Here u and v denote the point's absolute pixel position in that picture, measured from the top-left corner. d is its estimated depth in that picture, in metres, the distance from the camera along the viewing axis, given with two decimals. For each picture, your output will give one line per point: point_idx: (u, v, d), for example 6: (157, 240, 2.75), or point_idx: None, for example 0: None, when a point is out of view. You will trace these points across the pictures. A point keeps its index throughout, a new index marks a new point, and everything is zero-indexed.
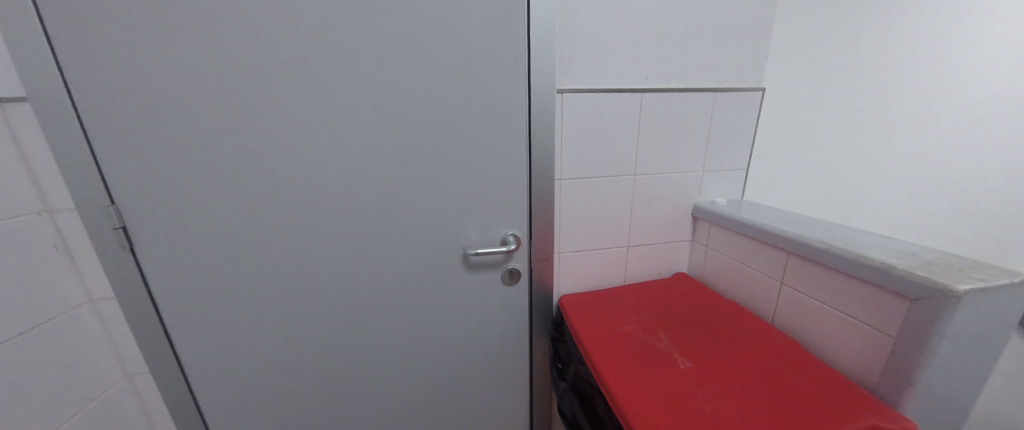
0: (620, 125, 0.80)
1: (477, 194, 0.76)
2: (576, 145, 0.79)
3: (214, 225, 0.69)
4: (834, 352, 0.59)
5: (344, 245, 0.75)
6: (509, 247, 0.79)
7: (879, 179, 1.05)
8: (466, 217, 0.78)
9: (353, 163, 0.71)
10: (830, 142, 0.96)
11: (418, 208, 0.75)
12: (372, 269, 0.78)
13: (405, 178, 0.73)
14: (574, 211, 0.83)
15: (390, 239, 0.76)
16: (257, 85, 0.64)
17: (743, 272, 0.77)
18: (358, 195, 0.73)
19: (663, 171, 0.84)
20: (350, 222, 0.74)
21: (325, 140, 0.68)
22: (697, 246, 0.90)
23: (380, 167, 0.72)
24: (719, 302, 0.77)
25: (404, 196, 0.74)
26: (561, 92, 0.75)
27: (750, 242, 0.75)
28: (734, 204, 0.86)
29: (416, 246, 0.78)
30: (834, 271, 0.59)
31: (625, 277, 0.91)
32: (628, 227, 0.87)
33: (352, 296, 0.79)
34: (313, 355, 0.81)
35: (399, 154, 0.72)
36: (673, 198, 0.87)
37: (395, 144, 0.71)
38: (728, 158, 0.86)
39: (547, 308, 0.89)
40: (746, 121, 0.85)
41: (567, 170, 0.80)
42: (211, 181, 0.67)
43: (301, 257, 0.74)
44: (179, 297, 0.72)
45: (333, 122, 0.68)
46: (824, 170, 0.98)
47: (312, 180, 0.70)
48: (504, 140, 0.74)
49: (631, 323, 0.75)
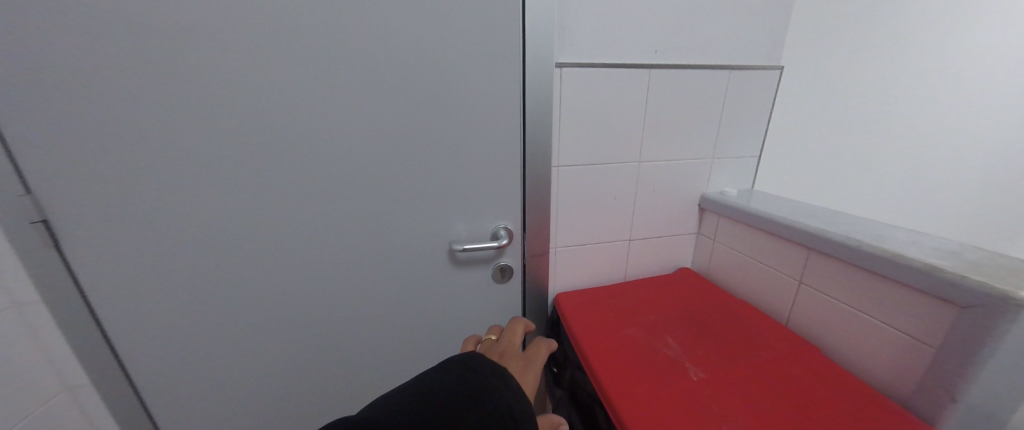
0: (626, 106, 0.71)
1: (465, 183, 0.67)
2: (576, 128, 0.70)
3: (154, 219, 0.59)
4: (861, 359, 0.54)
5: (311, 242, 0.66)
6: (500, 242, 0.71)
7: (897, 168, 0.98)
8: (453, 209, 0.69)
9: (318, 147, 0.60)
10: (847, 127, 0.89)
11: (397, 199, 0.66)
12: (345, 268, 0.69)
13: (381, 165, 0.63)
14: (572, 202, 0.75)
15: (365, 234, 0.67)
16: (195, 49, 0.52)
17: (755, 269, 0.71)
18: (326, 184, 0.63)
19: (670, 158, 0.77)
20: (317, 216, 0.64)
21: (282, 119, 0.58)
22: (704, 240, 0.83)
23: (350, 152, 0.62)
24: (728, 303, 0.71)
25: (380, 185, 0.64)
26: (561, 66, 0.66)
27: (765, 237, 0.68)
28: (744, 195, 0.79)
29: (396, 242, 0.69)
30: (861, 269, 0.53)
31: (626, 272, 0.84)
32: (631, 219, 0.80)
33: (325, 298, 0.70)
34: (284, 362, 0.73)
35: (373, 137, 0.62)
36: (679, 188, 0.80)
37: (367, 125, 0.61)
38: (739, 145, 0.79)
39: (542, 308, 0.82)
40: (761, 104, 0.77)
41: (566, 156, 0.72)
42: (147, 167, 0.56)
43: (263, 255, 0.65)
44: (119, 301, 0.62)
45: (293, 98, 0.57)
46: (839, 158, 0.92)
47: (269, 167, 0.60)
48: (496, 122, 0.65)
49: (634, 324, 0.68)
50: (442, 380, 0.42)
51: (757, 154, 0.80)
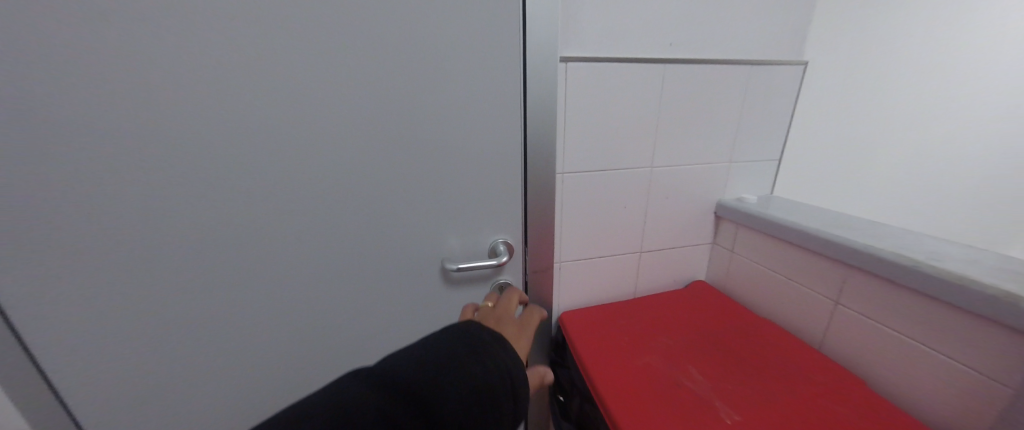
0: (637, 105, 0.64)
1: (459, 194, 0.59)
2: (582, 131, 0.63)
3: (81, 245, 0.48)
4: (912, 393, 0.49)
5: (280, 265, 0.56)
6: (499, 258, 0.63)
7: (925, 170, 0.91)
8: (446, 223, 0.61)
9: (285, 155, 0.51)
10: (874, 127, 0.82)
11: (381, 213, 0.57)
12: (323, 293, 0.60)
13: (361, 174, 0.54)
14: (578, 212, 0.68)
15: (344, 254, 0.58)
16: (124, 38, 0.42)
17: (783, 286, 0.65)
18: (297, 198, 0.53)
19: (686, 163, 0.70)
20: (286, 235, 0.55)
21: (240, 122, 0.48)
22: (720, 251, 0.76)
23: (324, 161, 0.53)
24: (752, 324, 0.64)
25: (360, 199, 0.56)
26: (566, 60, 0.58)
27: (794, 250, 0.62)
28: (764, 201, 0.73)
29: (381, 262, 0.61)
30: (918, 293, 0.47)
31: (637, 287, 0.77)
32: (642, 229, 0.72)
33: (298, 328, 0.61)
34: (247, 408, 0.62)
35: (351, 142, 0.53)
36: (694, 194, 0.73)
37: (343, 128, 0.52)
38: (758, 147, 0.72)
39: (545, 328, 0.74)
40: (782, 102, 0.71)
41: (571, 162, 0.64)
42: (66, 182, 0.45)
43: (218, 284, 0.54)
44: (60, 344, 0.51)
45: (252, 96, 0.48)
46: (864, 160, 0.85)
47: (226, 179, 0.50)
48: (496, 124, 0.57)
49: (650, 349, 0.61)
50: (455, 342, 0.41)
51: (777, 157, 0.73)
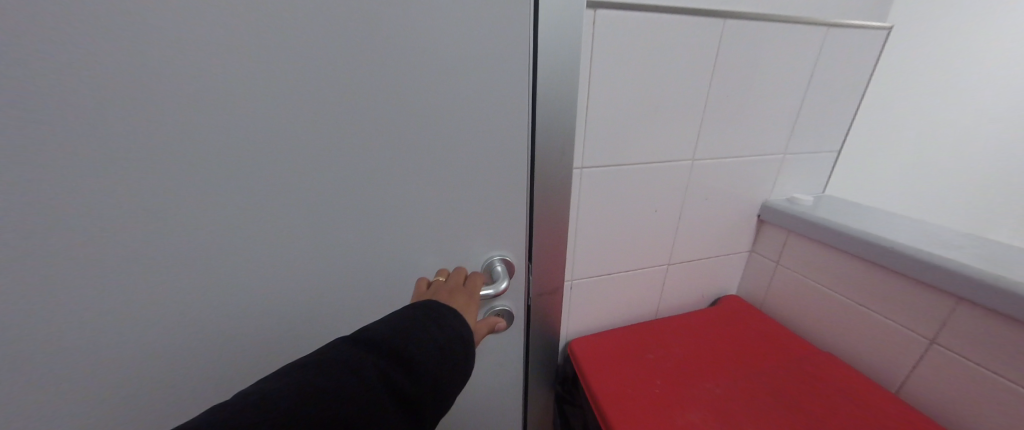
0: (681, 78, 0.48)
1: (441, 200, 0.41)
2: (608, 112, 0.47)
3: None
4: None
5: (159, 318, 0.35)
6: (497, 287, 0.45)
7: (987, 164, 0.78)
8: (423, 242, 0.43)
9: (148, 142, 0.30)
10: (937, 114, 0.69)
11: (324, 232, 0.39)
12: (235, 353, 0.40)
13: (288, 173, 0.35)
14: (597, 217, 0.52)
15: (269, 292, 0.39)
16: None
17: (854, 315, 0.52)
18: (180, 213, 0.33)
19: (732, 153, 0.55)
20: (166, 269, 0.34)
21: (53, 79, 0.27)
22: (760, 262, 0.63)
23: (224, 151, 0.33)
24: (813, 360, 0.52)
25: (290, 210, 0.37)
26: (594, 8, 0.41)
27: (872, 269, 0.49)
28: (822, 203, 0.59)
29: (326, 300, 0.42)
30: None
31: (661, 304, 0.63)
32: (674, 236, 0.58)
33: (197, 405, 0.39)
34: None
35: (270, 123, 0.33)
36: (737, 195, 0.58)
37: (254, 99, 0.32)
38: (818, 136, 0.58)
39: (552, 361, 0.60)
40: (853, 79, 0.56)
41: (593, 153, 0.48)
42: None
43: (46, 353, 0.33)
44: None
45: (75, 35, 0.27)
46: (926, 151, 0.71)
47: (32, 184, 0.29)
48: (496, 97, 0.39)
49: (696, 402, 0.48)
50: (440, 316, 0.34)
51: (837, 148, 0.59)
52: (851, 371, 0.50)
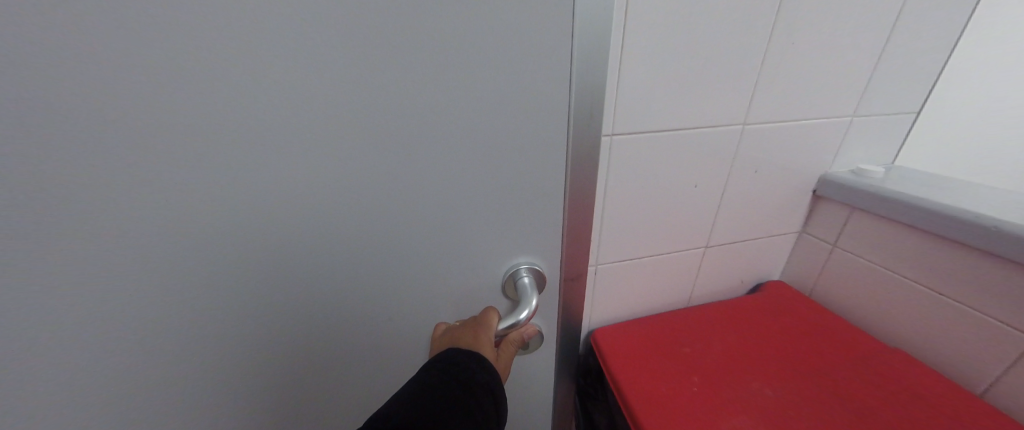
0: (736, 22, 0.39)
1: (450, 184, 0.33)
2: (645, 67, 0.38)
3: None
4: None
5: (111, 333, 0.29)
6: (523, 308, 0.37)
7: None
8: (430, 240, 0.35)
9: (45, 109, 0.22)
10: None
11: (306, 228, 0.31)
12: (218, 369, 0.33)
13: (259, 151, 0.27)
14: (628, 192, 0.45)
15: (244, 303, 0.32)
16: None
17: (929, 304, 0.45)
18: (114, 205, 0.26)
19: (789, 118, 0.46)
20: (108, 275, 0.27)
21: None
22: (814, 244, 0.55)
23: (157, 123, 0.24)
24: (875, 356, 0.45)
25: (258, 201, 0.29)
26: None
27: (964, 254, 0.41)
28: (896, 175, 0.50)
29: (318, 309, 0.35)
30: None
31: (696, 290, 0.57)
32: (716, 215, 0.51)
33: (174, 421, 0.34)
34: None
35: (223, 83, 0.25)
36: (792, 167, 0.50)
37: (197, 48, 0.23)
38: (897, 94, 0.48)
39: (574, 352, 0.54)
40: (949, 24, 0.45)
41: (627, 117, 0.40)
42: None
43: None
44: None
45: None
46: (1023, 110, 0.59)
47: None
48: (521, 45, 0.29)
49: (742, 403, 0.42)
50: (455, 363, 0.32)
51: (918, 109, 0.49)
52: (924, 370, 0.43)
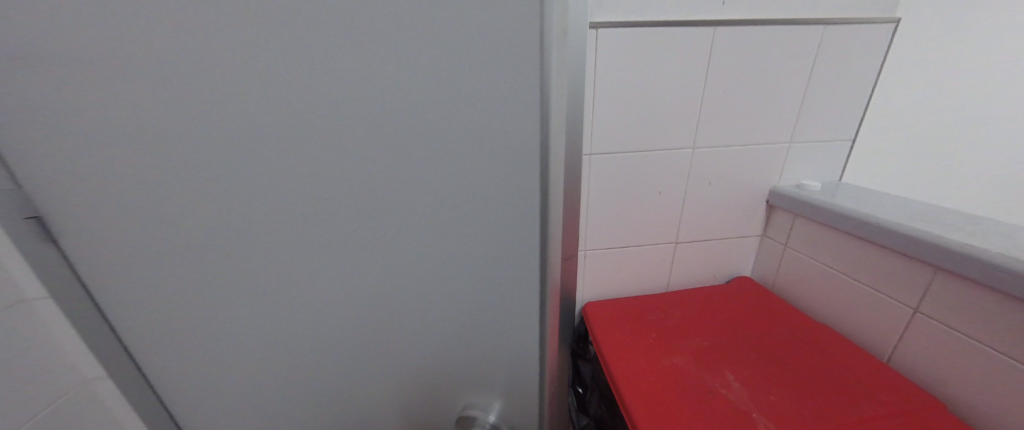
0: (676, 77, 0.57)
1: None
2: (612, 109, 0.57)
3: None
4: (974, 404, 0.43)
5: None
6: None
7: None
8: None
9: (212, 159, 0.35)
10: (971, 105, 0.68)
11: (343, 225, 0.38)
12: None
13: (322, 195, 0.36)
14: (605, 194, 0.62)
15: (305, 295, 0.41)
16: None
17: (847, 289, 0.56)
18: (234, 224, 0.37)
19: (731, 144, 0.61)
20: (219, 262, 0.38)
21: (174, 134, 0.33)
22: (771, 245, 0.67)
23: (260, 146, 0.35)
24: (791, 316, 0.59)
25: None
26: (595, 26, 0.52)
27: (866, 245, 0.53)
28: (831, 189, 0.62)
29: (348, 296, 0.42)
30: (982, 289, 0.41)
31: (670, 278, 0.71)
32: (679, 216, 0.66)
33: None
34: None
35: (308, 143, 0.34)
36: (741, 181, 0.64)
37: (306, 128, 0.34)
38: (829, 123, 0.61)
39: (570, 323, 0.69)
40: (862, 74, 0.59)
41: (600, 142, 0.59)
42: None
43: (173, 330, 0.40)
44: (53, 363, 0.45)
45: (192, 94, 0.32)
46: (965, 129, 0.70)
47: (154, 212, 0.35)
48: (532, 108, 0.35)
49: (669, 321, 0.61)
50: None
51: (850, 137, 0.62)
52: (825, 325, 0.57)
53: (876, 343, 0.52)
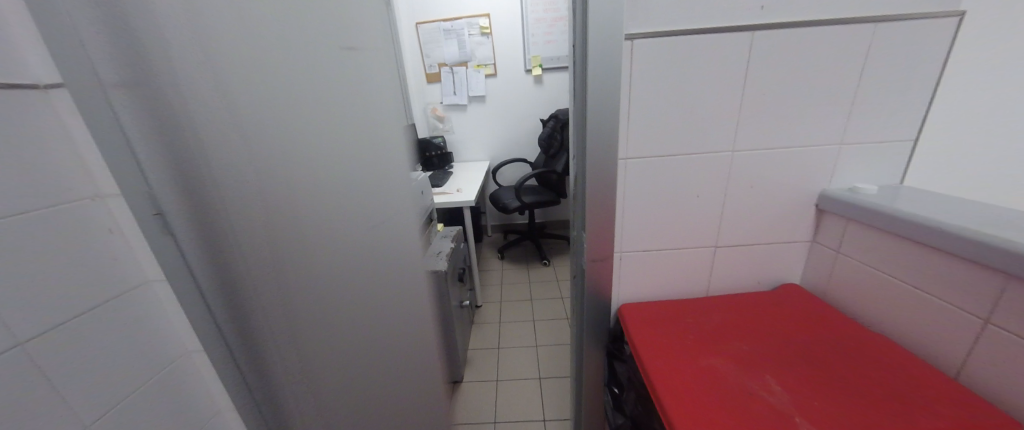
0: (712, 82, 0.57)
1: None
2: (646, 114, 0.59)
3: None
4: None
5: None
6: None
7: None
8: None
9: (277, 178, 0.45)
10: None
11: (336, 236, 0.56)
12: None
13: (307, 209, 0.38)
14: (641, 196, 0.64)
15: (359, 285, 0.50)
16: None
17: (907, 297, 0.52)
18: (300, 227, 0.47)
19: (774, 146, 0.60)
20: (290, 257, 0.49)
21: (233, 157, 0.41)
22: (822, 251, 0.65)
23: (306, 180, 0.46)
24: (842, 324, 0.57)
25: None
26: (630, 37, 0.55)
27: (926, 251, 0.50)
28: (889, 192, 0.59)
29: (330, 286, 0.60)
30: None
31: (710, 283, 0.70)
32: (719, 219, 0.65)
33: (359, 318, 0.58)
34: None
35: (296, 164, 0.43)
36: (786, 184, 0.63)
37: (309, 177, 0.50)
38: (885, 123, 0.59)
39: (605, 324, 0.71)
40: (923, 71, 0.56)
41: (635, 146, 0.61)
42: None
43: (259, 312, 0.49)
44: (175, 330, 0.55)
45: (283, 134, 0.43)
46: None
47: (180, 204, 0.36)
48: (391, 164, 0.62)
49: (707, 324, 0.61)
50: None
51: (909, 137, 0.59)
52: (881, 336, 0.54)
53: (942, 356, 0.49)
